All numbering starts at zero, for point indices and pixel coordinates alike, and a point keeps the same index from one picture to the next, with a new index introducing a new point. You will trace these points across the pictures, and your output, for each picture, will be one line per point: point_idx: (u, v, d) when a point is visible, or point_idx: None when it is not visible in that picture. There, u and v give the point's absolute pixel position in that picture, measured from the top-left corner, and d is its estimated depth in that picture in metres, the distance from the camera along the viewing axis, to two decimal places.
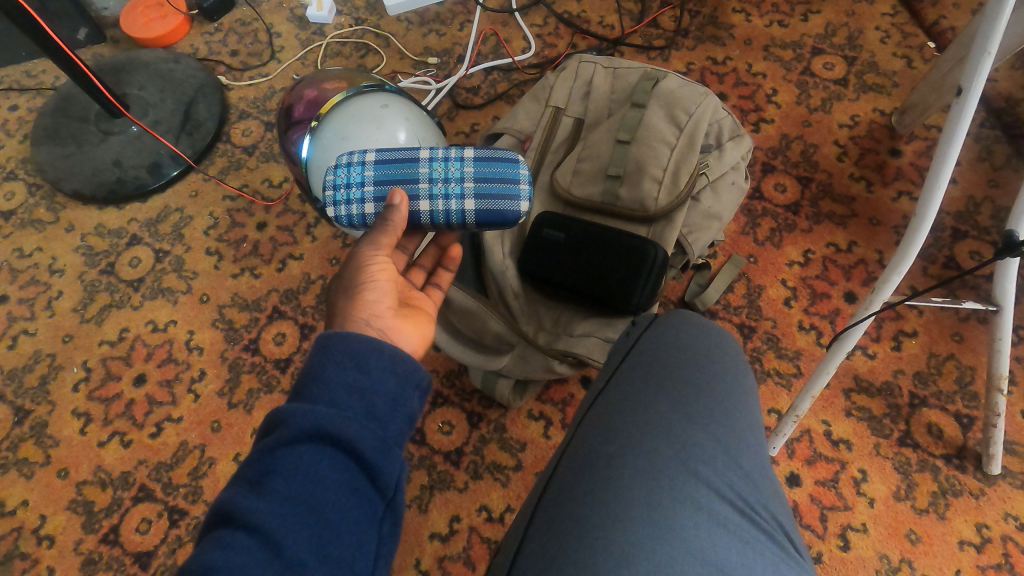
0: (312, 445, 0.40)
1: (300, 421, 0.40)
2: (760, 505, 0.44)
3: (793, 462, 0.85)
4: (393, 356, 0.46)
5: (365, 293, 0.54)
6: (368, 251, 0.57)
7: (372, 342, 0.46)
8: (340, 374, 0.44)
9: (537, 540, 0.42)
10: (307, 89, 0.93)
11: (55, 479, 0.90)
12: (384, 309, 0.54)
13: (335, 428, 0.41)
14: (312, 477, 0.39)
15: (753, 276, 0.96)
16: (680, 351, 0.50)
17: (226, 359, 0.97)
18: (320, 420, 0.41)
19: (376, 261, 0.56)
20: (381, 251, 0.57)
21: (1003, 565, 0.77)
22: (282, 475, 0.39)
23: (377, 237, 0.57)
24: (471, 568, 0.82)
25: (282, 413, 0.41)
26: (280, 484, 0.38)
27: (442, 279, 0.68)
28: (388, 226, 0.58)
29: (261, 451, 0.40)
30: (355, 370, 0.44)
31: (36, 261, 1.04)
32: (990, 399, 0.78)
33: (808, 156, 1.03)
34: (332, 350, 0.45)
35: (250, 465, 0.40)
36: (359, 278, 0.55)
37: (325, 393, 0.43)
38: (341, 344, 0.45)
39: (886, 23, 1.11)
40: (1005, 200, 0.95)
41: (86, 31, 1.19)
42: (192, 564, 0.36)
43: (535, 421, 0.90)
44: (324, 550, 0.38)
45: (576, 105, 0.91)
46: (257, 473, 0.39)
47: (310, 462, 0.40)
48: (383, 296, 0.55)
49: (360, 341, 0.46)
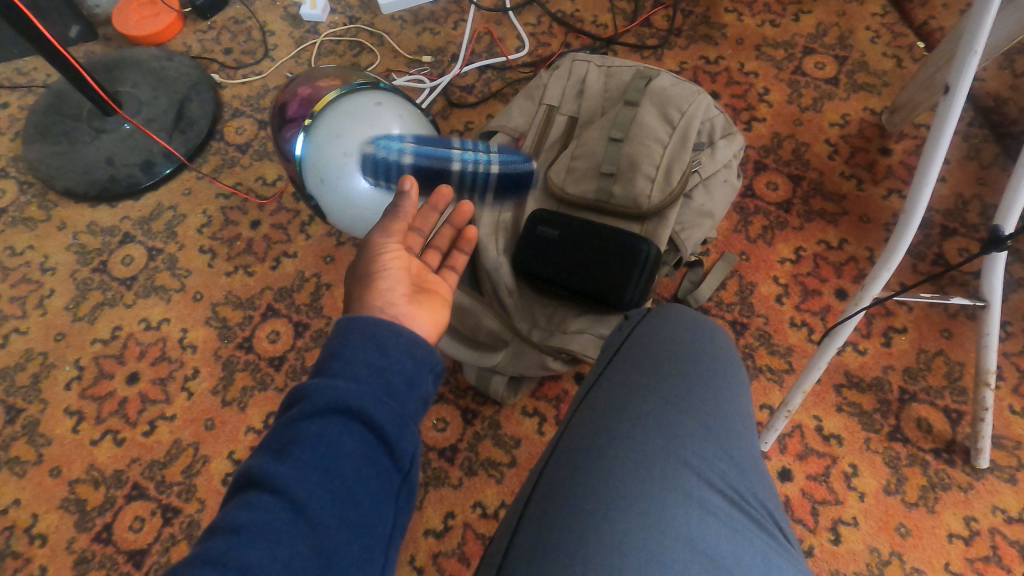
0: (334, 418, 0.40)
1: (325, 395, 0.41)
2: (749, 494, 0.45)
3: (785, 457, 0.85)
4: (411, 339, 0.47)
5: (380, 281, 0.55)
6: (381, 238, 0.58)
7: (389, 323, 0.47)
8: (360, 353, 0.44)
9: (530, 532, 0.42)
10: (301, 87, 0.93)
11: (47, 477, 0.89)
12: (398, 295, 0.54)
13: (357, 403, 0.41)
14: (335, 447, 0.39)
15: (745, 273, 0.97)
16: (674, 343, 0.51)
17: (220, 357, 0.96)
18: (343, 394, 0.41)
19: (388, 250, 0.57)
20: (393, 237, 0.58)
21: (991, 558, 0.78)
22: (305, 443, 0.39)
23: (388, 224, 0.59)
24: (465, 564, 0.82)
25: (306, 388, 0.42)
26: (302, 453, 0.39)
27: (457, 260, 0.67)
28: (399, 212, 0.59)
29: (285, 422, 0.41)
30: (375, 351, 0.45)
31: (27, 260, 1.04)
32: (978, 394, 0.78)
33: (799, 154, 1.04)
34: (352, 329, 0.45)
35: (274, 435, 0.40)
36: (372, 269, 0.56)
37: (347, 370, 0.43)
38: (361, 327, 0.46)
39: (876, 23, 1.12)
40: (993, 197, 0.96)
41: (78, 29, 1.18)
42: (216, 526, 0.36)
43: (529, 417, 0.90)
44: (345, 517, 0.38)
45: (569, 104, 0.92)
46: (281, 442, 0.40)
47: (333, 433, 0.40)
48: (396, 283, 0.55)
49: (379, 323, 0.46)
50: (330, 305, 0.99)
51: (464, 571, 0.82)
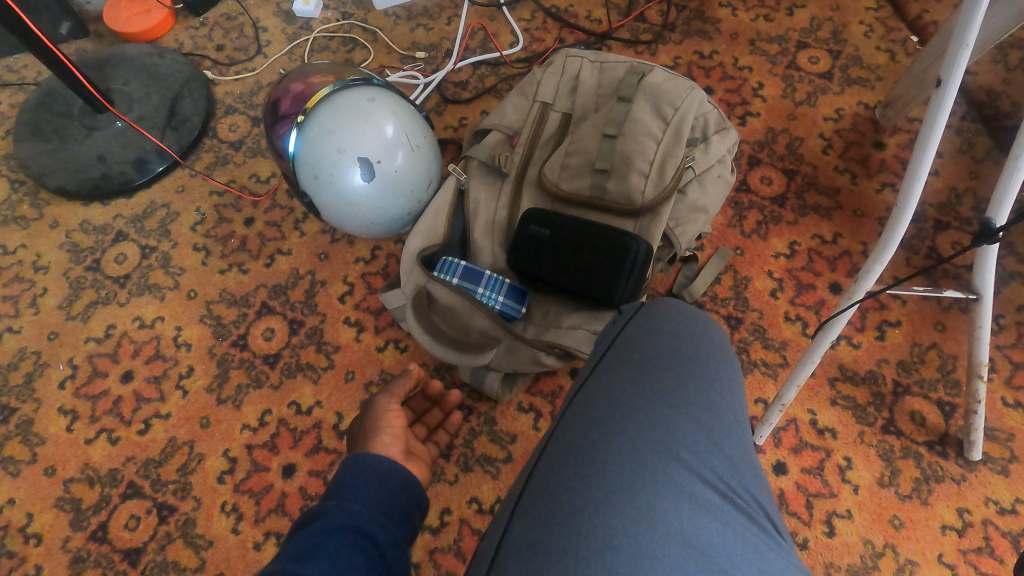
0: (346, 534, 0.48)
1: (340, 516, 0.49)
2: (739, 487, 0.45)
3: (779, 450, 0.86)
4: (407, 481, 0.57)
5: (380, 435, 0.67)
6: (384, 400, 0.73)
7: (390, 464, 0.57)
8: (366, 482, 0.54)
9: (522, 526, 0.42)
10: (294, 84, 0.92)
11: (42, 477, 0.89)
12: (394, 450, 0.66)
13: (363, 523, 0.49)
14: (345, 559, 0.45)
15: (739, 268, 0.97)
16: (667, 337, 0.51)
17: (215, 355, 0.96)
18: (351, 516, 0.50)
19: (389, 407, 0.72)
20: (393, 400, 0.73)
21: (984, 548, 0.78)
22: (322, 551, 0.45)
23: (392, 389, 0.74)
24: (462, 560, 0.83)
25: (320, 510, 0.50)
26: (321, 559, 0.44)
27: (439, 437, 0.83)
28: (404, 377, 0.76)
29: (304, 535, 0.47)
30: (377, 483, 0.54)
31: (19, 258, 1.03)
32: (971, 386, 0.79)
33: (793, 149, 1.04)
34: (359, 465, 0.55)
35: (291, 548, 0.46)
36: (376, 425, 0.69)
37: (355, 498, 0.52)
38: (366, 462, 0.56)
39: (870, 18, 1.12)
40: (986, 191, 0.96)
41: (69, 25, 1.17)
42: None
43: (525, 414, 0.90)
44: None
45: (563, 100, 0.92)
46: (299, 552, 0.45)
47: (344, 547, 0.46)
48: (394, 441, 0.67)
49: (384, 462, 0.56)
50: (325, 302, 0.99)
51: (460, 567, 0.82)
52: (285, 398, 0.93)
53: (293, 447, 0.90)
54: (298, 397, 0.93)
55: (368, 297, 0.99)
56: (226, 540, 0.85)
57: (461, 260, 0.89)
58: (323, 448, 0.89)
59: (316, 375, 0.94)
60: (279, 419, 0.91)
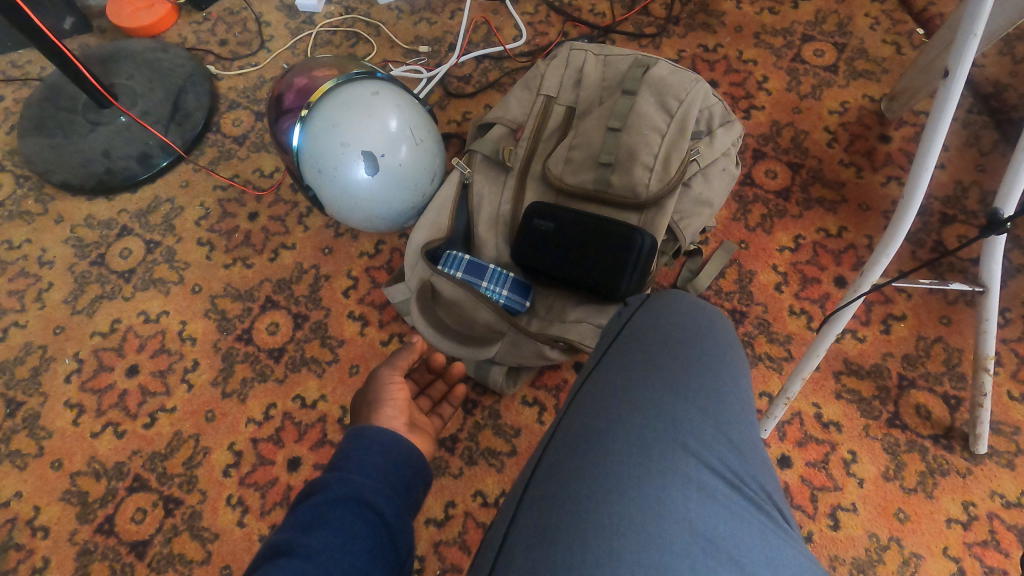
0: (349, 506, 0.48)
1: (344, 488, 0.49)
2: (746, 476, 0.45)
3: (784, 444, 0.86)
4: (410, 453, 0.57)
5: (383, 409, 0.67)
6: (387, 373, 0.73)
7: (393, 436, 0.56)
8: (369, 455, 0.54)
9: (529, 516, 0.42)
10: (297, 77, 0.92)
11: (48, 470, 0.90)
12: (398, 424, 0.66)
13: (366, 495, 0.49)
14: (349, 530, 0.46)
15: (743, 262, 0.97)
16: (675, 327, 0.51)
17: (219, 349, 0.96)
18: (353, 488, 0.50)
19: (392, 383, 0.71)
20: (395, 372, 0.73)
21: (989, 542, 0.78)
22: (326, 523, 0.46)
23: (394, 361, 0.74)
24: (466, 552, 0.83)
25: (324, 481, 0.50)
26: (324, 532, 0.45)
27: (444, 411, 0.82)
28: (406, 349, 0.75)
29: (308, 505, 0.47)
30: (381, 454, 0.54)
31: (25, 253, 1.03)
32: (977, 379, 0.78)
33: (798, 142, 1.04)
34: (363, 436, 0.55)
35: (296, 518, 0.46)
36: (379, 397, 0.69)
37: (358, 469, 0.52)
38: (370, 434, 0.55)
39: (875, 10, 1.11)
40: (992, 183, 0.96)
41: (72, 21, 1.18)
42: None
43: (529, 407, 0.90)
44: None
45: (567, 93, 0.91)
46: (304, 523, 0.46)
47: (348, 519, 0.47)
48: (398, 414, 0.67)
49: (387, 435, 0.56)
50: (329, 297, 0.99)
51: (465, 559, 0.83)
52: (290, 391, 0.93)
53: (298, 440, 0.90)
54: (302, 391, 0.93)
55: (372, 291, 0.99)
56: (231, 533, 0.85)
57: (465, 254, 0.89)
58: (328, 441, 0.90)
59: (321, 368, 0.94)
60: (284, 412, 0.92)
